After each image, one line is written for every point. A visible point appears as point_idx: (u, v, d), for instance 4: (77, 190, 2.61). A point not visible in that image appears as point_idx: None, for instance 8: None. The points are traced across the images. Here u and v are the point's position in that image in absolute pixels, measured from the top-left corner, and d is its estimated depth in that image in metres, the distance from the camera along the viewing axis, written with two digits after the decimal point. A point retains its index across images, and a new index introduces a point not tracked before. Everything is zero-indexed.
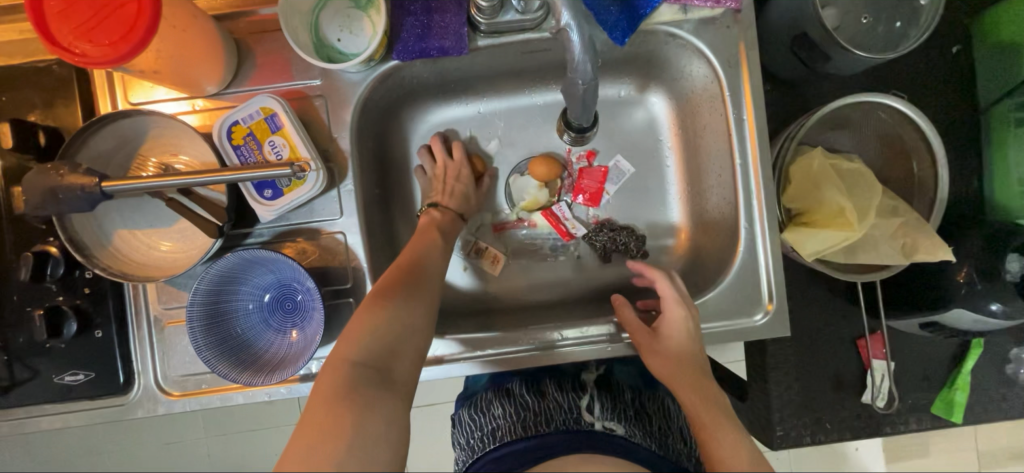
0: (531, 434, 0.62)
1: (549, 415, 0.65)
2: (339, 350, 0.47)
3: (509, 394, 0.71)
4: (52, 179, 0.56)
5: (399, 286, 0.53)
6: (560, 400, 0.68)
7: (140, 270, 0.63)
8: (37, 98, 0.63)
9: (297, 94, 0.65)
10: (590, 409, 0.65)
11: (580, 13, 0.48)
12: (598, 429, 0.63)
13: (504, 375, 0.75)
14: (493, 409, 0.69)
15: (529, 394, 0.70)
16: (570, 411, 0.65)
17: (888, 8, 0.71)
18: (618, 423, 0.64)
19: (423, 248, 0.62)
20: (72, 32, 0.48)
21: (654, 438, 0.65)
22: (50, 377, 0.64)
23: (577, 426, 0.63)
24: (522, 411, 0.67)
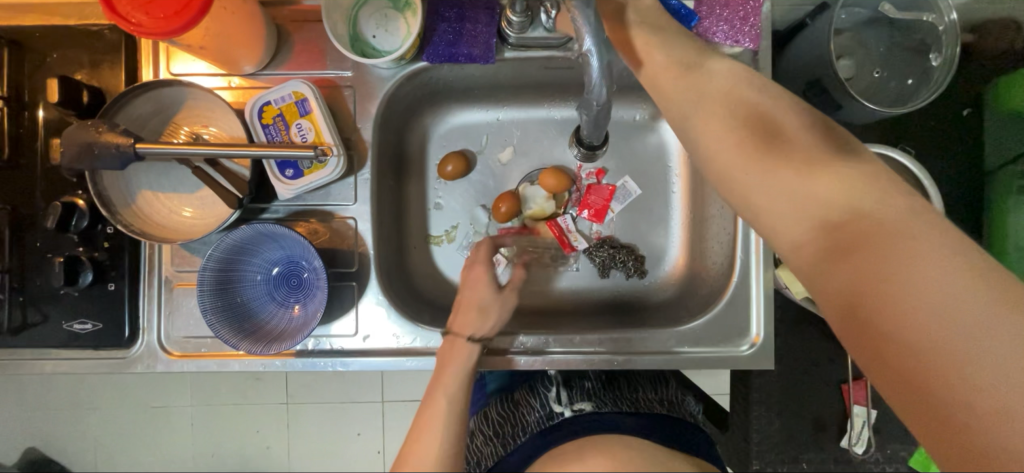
0: (511, 450, 0.66)
1: (523, 423, 0.68)
2: None
3: (486, 417, 0.73)
4: (92, 136, 0.60)
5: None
6: (530, 400, 0.71)
7: (158, 230, 0.66)
8: (86, 59, 0.67)
9: (328, 82, 0.69)
10: (559, 399, 0.68)
11: (602, 40, 0.48)
12: (568, 415, 0.65)
13: (482, 400, 0.79)
14: (473, 439, 0.73)
15: (502, 407, 0.73)
16: (540, 409, 0.68)
17: (901, 65, 0.73)
18: (586, 402, 0.67)
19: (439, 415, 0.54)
20: (132, 4, 0.52)
21: (626, 399, 0.69)
22: (59, 324, 0.67)
23: (548, 422, 0.65)
24: (499, 430, 0.70)
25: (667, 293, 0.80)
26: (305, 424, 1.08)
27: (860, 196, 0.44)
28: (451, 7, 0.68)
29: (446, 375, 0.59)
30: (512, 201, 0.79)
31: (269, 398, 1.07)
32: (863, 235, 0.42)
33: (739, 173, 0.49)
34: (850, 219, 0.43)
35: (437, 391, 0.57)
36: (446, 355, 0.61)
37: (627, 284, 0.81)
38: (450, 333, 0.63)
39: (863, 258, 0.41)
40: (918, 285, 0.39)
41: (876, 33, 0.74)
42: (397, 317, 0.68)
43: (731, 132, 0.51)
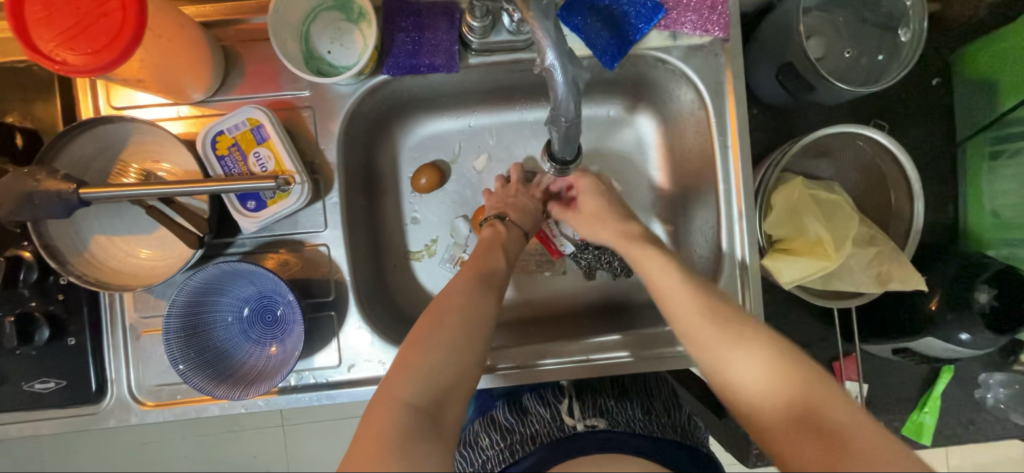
0: (518, 457, 0.63)
1: (532, 433, 0.65)
2: (390, 390, 0.48)
3: (494, 422, 0.71)
4: (28, 184, 0.55)
5: (460, 301, 0.56)
6: (541, 412, 0.68)
7: (116, 278, 0.62)
8: (16, 100, 0.62)
9: (284, 104, 0.65)
10: (571, 413, 0.66)
11: (565, 52, 0.46)
12: (580, 430, 0.63)
13: (488, 403, 0.77)
14: (481, 441, 0.70)
15: (511, 416, 0.70)
16: (551, 420, 0.66)
17: (870, 42, 0.73)
18: (599, 418, 0.65)
19: (483, 272, 0.61)
20: (53, 39, 0.47)
21: (637, 420, 0.66)
22: (20, 384, 0.63)
23: (560, 433, 0.63)
24: (507, 436, 0.67)
25: None
26: (301, 447, 1.05)
27: (829, 411, 0.46)
28: (408, 15, 0.64)
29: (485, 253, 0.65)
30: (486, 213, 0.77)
31: (260, 426, 1.04)
32: (829, 444, 0.44)
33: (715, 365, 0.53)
34: (824, 427, 0.45)
35: (476, 266, 0.62)
36: (490, 237, 0.68)
37: (614, 283, 0.79)
38: (493, 223, 0.70)
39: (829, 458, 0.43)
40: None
41: (844, 11, 0.73)
42: (381, 342, 0.66)
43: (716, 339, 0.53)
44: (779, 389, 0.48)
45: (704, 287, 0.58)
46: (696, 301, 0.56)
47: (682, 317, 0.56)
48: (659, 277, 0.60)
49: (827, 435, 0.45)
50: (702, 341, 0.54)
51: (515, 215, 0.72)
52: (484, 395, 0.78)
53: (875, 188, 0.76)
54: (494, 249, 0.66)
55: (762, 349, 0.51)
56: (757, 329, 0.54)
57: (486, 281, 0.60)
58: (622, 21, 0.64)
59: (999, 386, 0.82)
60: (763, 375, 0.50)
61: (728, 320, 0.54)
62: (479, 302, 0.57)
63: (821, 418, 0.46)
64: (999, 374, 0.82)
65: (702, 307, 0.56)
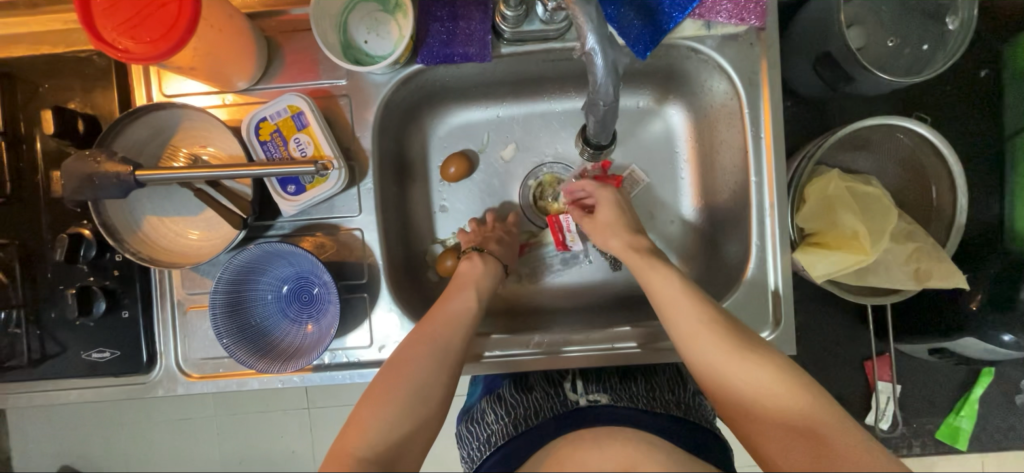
0: (523, 430, 0.64)
1: (537, 407, 0.67)
2: (343, 444, 0.50)
3: (500, 398, 0.72)
4: (91, 166, 0.59)
5: (420, 345, 0.58)
6: (545, 388, 0.71)
7: (166, 256, 0.65)
8: (77, 87, 0.66)
9: (323, 93, 0.67)
10: (574, 389, 0.69)
11: (605, 37, 0.48)
12: (583, 404, 0.66)
13: (495, 381, 0.77)
14: (487, 416, 0.71)
15: (517, 393, 0.71)
16: (556, 396, 0.68)
17: (915, 31, 0.70)
18: (602, 393, 0.67)
19: (450, 311, 0.63)
20: (116, 29, 0.50)
21: (641, 396, 0.68)
22: (78, 354, 0.67)
23: (565, 408, 0.66)
24: (511, 411, 0.68)
25: None
26: (328, 427, 1.09)
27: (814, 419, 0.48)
28: (443, 6, 0.66)
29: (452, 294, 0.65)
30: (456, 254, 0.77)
31: (289, 405, 1.09)
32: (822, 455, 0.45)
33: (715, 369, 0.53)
34: (815, 435, 0.47)
35: (447, 303, 0.64)
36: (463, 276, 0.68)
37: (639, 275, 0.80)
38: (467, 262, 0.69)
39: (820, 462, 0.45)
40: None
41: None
42: (410, 324, 0.68)
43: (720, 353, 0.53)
44: (777, 400, 0.49)
45: (707, 300, 0.57)
46: (702, 314, 0.55)
47: (684, 330, 0.55)
48: (661, 286, 0.59)
49: (820, 443, 0.46)
50: (705, 352, 0.54)
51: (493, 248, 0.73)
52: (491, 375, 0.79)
53: (914, 183, 0.73)
54: (469, 284, 0.67)
55: (765, 361, 0.52)
56: (752, 341, 0.54)
57: (454, 322, 0.61)
58: (656, 11, 0.64)
59: None
60: (761, 384, 0.50)
61: (733, 331, 0.54)
62: (447, 344, 0.59)
63: (812, 426, 0.48)
64: None
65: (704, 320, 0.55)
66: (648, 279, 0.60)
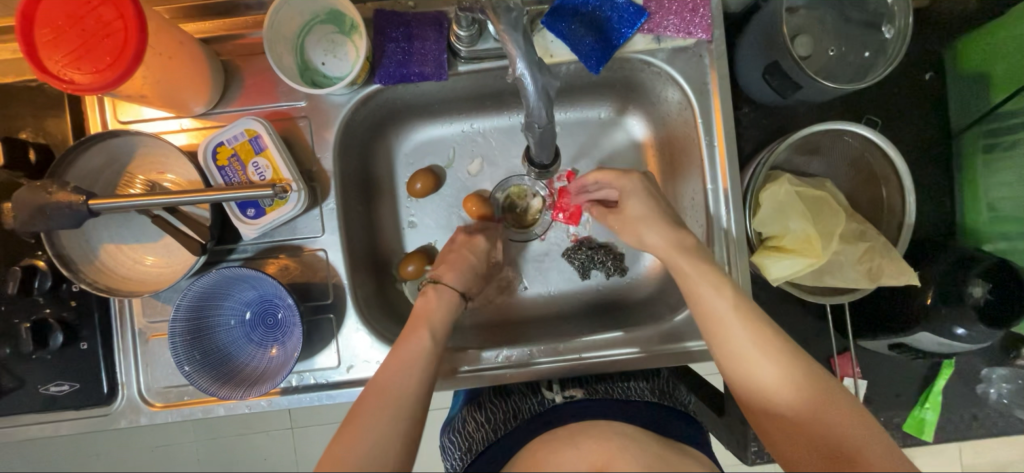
0: (502, 433, 0.66)
1: (516, 410, 0.68)
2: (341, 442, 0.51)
3: (479, 405, 0.73)
4: (41, 197, 0.58)
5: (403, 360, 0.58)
6: (524, 388, 0.72)
7: (126, 284, 0.65)
8: (30, 116, 0.65)
9: (282, 115, 0.67)
10: (551, 387, 0.70)
11: (534, 61, 0.48)
12: (559, 401, 0.67)
13: (475, 389, 0.78)
14: (466, 425, 0.71)
15: (495, 397, 0.73)
16: (533, 396, 0.70)
17: (857, 39, 0.73)
18: (577, 388, 0.68)
19: (420, 340, 0.61)
20: (61, 60, 0.50)
21: (617, 388, 0.69)
22: (36, 388, 0.66)
23: (542, 408, 0.67)
24: (491, 417, 0.69)
25: (648, 290, 0.81)
26: (310, 452, 1.08)
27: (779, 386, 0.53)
28: (397, 26, 0.66)
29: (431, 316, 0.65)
30: (420, 259, 0.78)
31: (268, 431, 1.07)
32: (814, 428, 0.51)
33: (731, 338, 0.56)
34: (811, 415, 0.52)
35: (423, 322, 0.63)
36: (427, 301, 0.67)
37: (608, 283, 0.82)
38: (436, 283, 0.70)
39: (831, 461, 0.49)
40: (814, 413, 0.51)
41: (830, 9, 0.73)
42: (379, 343, 0.68)
43: (756, 373, 0.54)
44: (768, 376, 0.53)
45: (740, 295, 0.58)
46: (719, 312, 0.57)
47: (714, 326, 0.57)
48: (703, 294, 0.58)
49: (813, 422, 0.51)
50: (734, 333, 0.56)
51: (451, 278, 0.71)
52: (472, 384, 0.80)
53: (865, 185, 0.76)
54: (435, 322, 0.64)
55: (772, 350, 0.54)
56: (797, 354, 0.54)
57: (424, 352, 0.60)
58: (606, 27, 0.66)
59: (1002, 381, 0.82)
60: (790, 397, 0.52)
61: (752, 325, 0.56)
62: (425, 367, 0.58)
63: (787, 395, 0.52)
64: (1002, 369, 0.82)
65: (747, 345, 0.55)
66: (698, 299, 0.59)
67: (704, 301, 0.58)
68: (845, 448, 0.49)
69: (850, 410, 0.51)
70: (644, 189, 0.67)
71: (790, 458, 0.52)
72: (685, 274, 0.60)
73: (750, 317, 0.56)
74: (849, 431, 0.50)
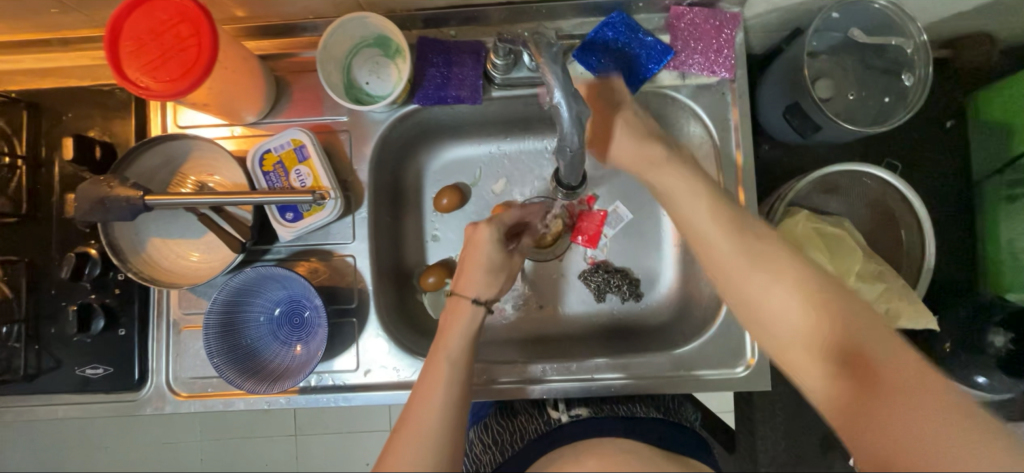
0: (507, 457, 0.67)
1: (522, 432, 0.70)
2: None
3: (486, 427, 0.75)
4: (103, 190, 0.63)
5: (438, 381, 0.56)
6: (529, 409, 0.73)
7: (167, 276, 0.69)
8: (98, 117, 0.71)
9: (325, 128, 0.72)
10: (557, 407, 0.71)
11: (570, 92, 0.51)
12: (566, 421, 0.68)
13: (480, 410, 0.80)
14: (474, 448, 0.73)
15: (501, 418, 0.74)
16: (539, 416, 0.71)
17: (879, 85, 0.75)
18: (584, 407, 0.70)
19: (455, 353, 0.58)
20: (140, 68, 0.56)
21: (622, 407, 0.70)
22: (72, 369, 0.69)
23: (548, 428, 0.68)
24: (498, 439, 0.71)
25: (663, 317, 0.82)
26: (314, 459, 1.09)
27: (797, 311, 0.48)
28: (438, 52, 0.71)
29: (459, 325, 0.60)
30: (440, 272, 0.80)
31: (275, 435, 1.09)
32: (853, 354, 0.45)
33: (727, 262, 0.53)
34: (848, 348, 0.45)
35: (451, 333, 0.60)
36: (450, 313, 0.61)
37: (623, 308, 0.83)
38: (454, 292, 0.62)
39: (853, 383, 0.44)
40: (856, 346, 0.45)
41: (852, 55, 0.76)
42: (397, 350, 0.70)
43: (768, 299, 0.50)
44: (778, 303, 0.49)
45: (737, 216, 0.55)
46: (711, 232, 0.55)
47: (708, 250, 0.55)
48: (693, 219, 0.57)
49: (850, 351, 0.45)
50: (725, 252, 0.53)
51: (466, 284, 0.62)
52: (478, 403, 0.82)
53: (885, 226, 0.77)
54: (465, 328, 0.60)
55: (776, 269, 0.50)
56: (821, 280, 0.49)
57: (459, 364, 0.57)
58: (634, 62, 0.69)
59: None
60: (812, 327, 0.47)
61: (752, 249, 0.52)
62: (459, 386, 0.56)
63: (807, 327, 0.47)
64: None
65: (750, 270, 0.51)
66: (685, 223, 0.58)
67: (700, 231, 0.56)
68: (867, 371, 0.44)
69: (876, 334, 0.46)
70: (630, 122, 0.66)
71: (809, 387, 0.47)
72: (672, 197, 0.60)
73: (746, 238, 0.53)
74: (876, 355, 0.44)
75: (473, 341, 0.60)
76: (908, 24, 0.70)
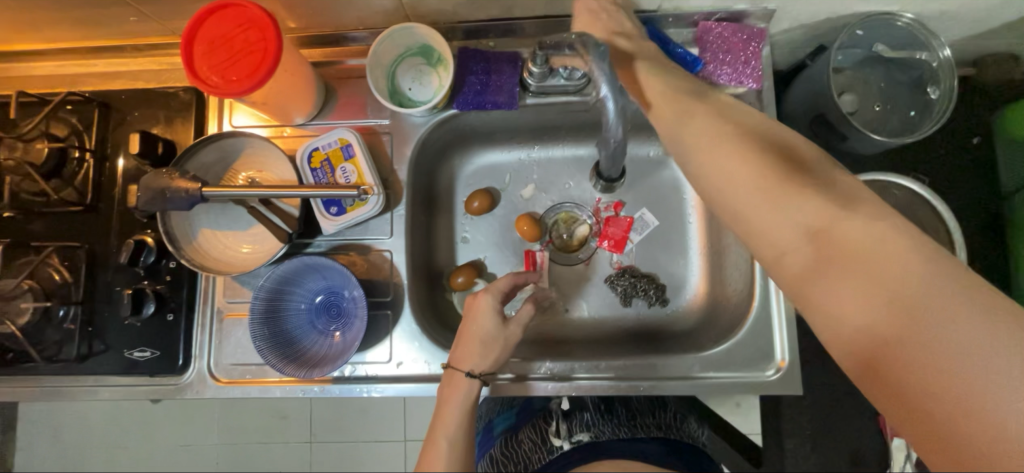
0: None
1: (528, 460, 0.77)
2: None
3: (492, 460, 0.82)
4: (165, 181, 0.68)
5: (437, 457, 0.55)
6: (533, 436, 0.81)
7: (215, 264, 0.72)
8: (162, 115, 0.77)
9: (368, 130, 0.77)
10: (559, 433, 0.78)
11: (617, 87, 0.54)
12: (569, 446, 0.75)
13: (486, 443, 0.87)
14: None
15: (505, 450, 0.82)
16: (543, 445, 0.78)
17: (904, 99, 0.77)
18: (585, 432, 0.78)
19: (453, 425, 0.58)
20: (210, 68, 0.61)
21: (623, 426, 0.80)
22: (121, 352, 0.72)
23: (552, 454, 0.75)
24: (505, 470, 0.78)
25: (689, 322, 0.83)
26: None
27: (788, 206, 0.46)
28: (478, 61, 0.75)
29: (455, 396, 0.61)
30: (470, 272, 0.82)
31: None
32: (849, 256, 0.42)
33: (717, 157, 0.52)
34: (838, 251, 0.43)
35: (448, 405, 0.60)
36: (447, 385, 0.62)
37: (649, 312, 0.84)
38: (448, 366, 0.63)
39: (862, 292, 0.41)
40: (868, 250, 0.42)
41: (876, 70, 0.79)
42: (429, 344, 0.72)
43: (791, 227, 0.46)
44: (761, 195, 0.47)
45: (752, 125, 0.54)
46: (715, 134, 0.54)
47: (701, 144, 0.53)
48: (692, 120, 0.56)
49: (843, 255, 0.43)
50: (719, 152, 0.52)
51: (461, 357, 0.63)
52: (485, 436, 0.89)
53: None
54: (461, 399, 0.61)
55: (771, 171, 0.48)
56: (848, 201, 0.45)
57: (456, 436, 0.57)
58: None
59: None
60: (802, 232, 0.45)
61: (745, 148, 0.51)
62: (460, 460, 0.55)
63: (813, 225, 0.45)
64: None
65: (756, 181, 0.48)
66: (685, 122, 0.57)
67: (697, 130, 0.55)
68: (916, 298, 0.39)
69: (911, 261, 0.40)
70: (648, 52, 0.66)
71: (805, 290, 0.45)
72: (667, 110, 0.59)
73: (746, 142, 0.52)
74: (921, 278, 0.40)
75: (470, 413, 0.60)
76: (930, 39, 0.71)
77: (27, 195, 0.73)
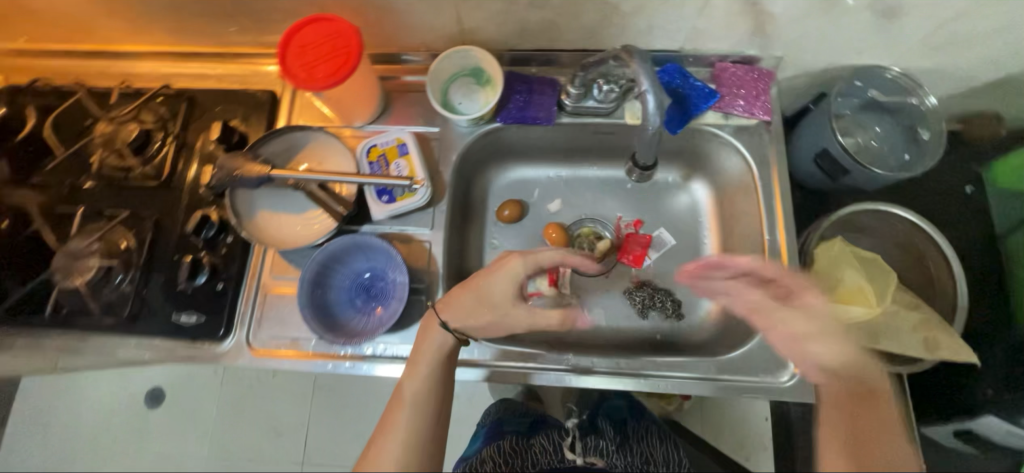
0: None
1: (535, 460, 0.84)
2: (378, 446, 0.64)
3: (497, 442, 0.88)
4: (238, 162, 0.77)
5: (413, 372, 0.68)
6: (546, 444, 0.87)
7: (270, 240, 0.79)
8: (241, 110, 0.87)
9: (420, 135, 0.86)
10: (573, 449, 0.85)
11: (656, 85, 0.71)
12: (580, 463, 0.83)
13: (495, 429, 0.93)
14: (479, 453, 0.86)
15: (516, 441, 0.88)
16: (554, 453, 0.85)
17: (898, 141, 0.87)
18: (597, 458, 0.84)
19: (430, 348, 0.69)
20: (299, 66, 0.72)
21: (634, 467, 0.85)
22: (169, 316, 0.77)
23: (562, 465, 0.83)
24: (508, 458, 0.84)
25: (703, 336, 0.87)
26: None
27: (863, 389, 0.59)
28: (522, 83, 0.87)
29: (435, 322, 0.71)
30: None
31: None
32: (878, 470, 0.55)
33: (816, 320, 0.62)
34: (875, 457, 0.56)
35: (428, 330, 0.70)
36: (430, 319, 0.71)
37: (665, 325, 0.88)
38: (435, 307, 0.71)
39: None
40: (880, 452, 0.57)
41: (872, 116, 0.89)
42: None
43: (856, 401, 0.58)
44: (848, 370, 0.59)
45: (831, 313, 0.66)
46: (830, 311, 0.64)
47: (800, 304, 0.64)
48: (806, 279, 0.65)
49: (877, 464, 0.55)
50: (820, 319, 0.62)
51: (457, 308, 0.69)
52: (494, 426, 0.94)
53: (915, 264, 0.83)
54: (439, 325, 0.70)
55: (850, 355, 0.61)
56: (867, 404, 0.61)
57: (431, 360, 0.68)
58: (687, 100, 0.83)
59: None
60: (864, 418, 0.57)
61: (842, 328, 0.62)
62: (433, 376, 0.68)
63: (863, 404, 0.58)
64: None
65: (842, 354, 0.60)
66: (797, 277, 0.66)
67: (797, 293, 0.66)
68: None
69: None
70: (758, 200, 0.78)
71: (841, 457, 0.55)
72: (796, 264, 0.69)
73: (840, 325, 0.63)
74: None
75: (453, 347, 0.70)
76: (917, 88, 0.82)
77: (111, 169, 0.83)
